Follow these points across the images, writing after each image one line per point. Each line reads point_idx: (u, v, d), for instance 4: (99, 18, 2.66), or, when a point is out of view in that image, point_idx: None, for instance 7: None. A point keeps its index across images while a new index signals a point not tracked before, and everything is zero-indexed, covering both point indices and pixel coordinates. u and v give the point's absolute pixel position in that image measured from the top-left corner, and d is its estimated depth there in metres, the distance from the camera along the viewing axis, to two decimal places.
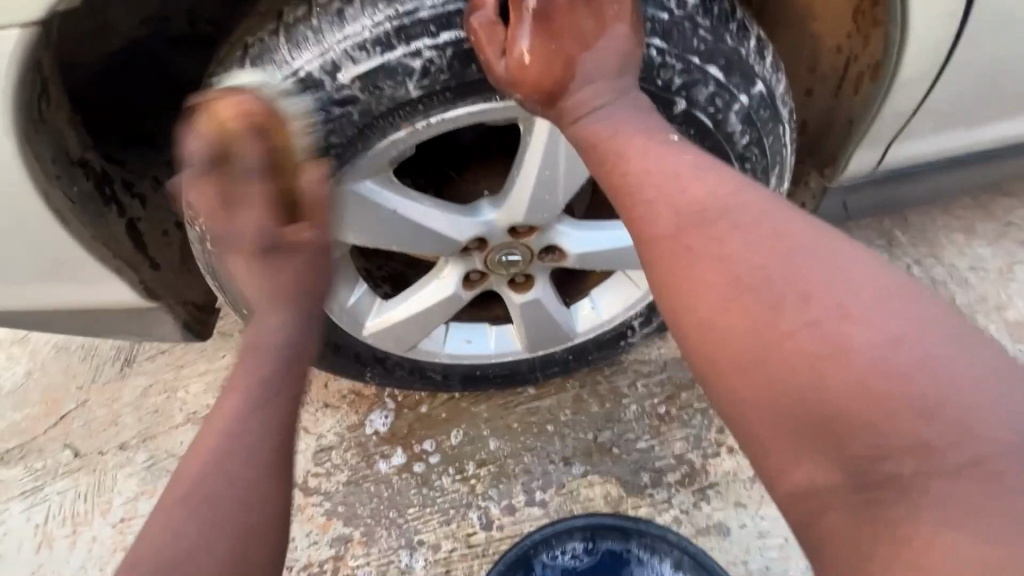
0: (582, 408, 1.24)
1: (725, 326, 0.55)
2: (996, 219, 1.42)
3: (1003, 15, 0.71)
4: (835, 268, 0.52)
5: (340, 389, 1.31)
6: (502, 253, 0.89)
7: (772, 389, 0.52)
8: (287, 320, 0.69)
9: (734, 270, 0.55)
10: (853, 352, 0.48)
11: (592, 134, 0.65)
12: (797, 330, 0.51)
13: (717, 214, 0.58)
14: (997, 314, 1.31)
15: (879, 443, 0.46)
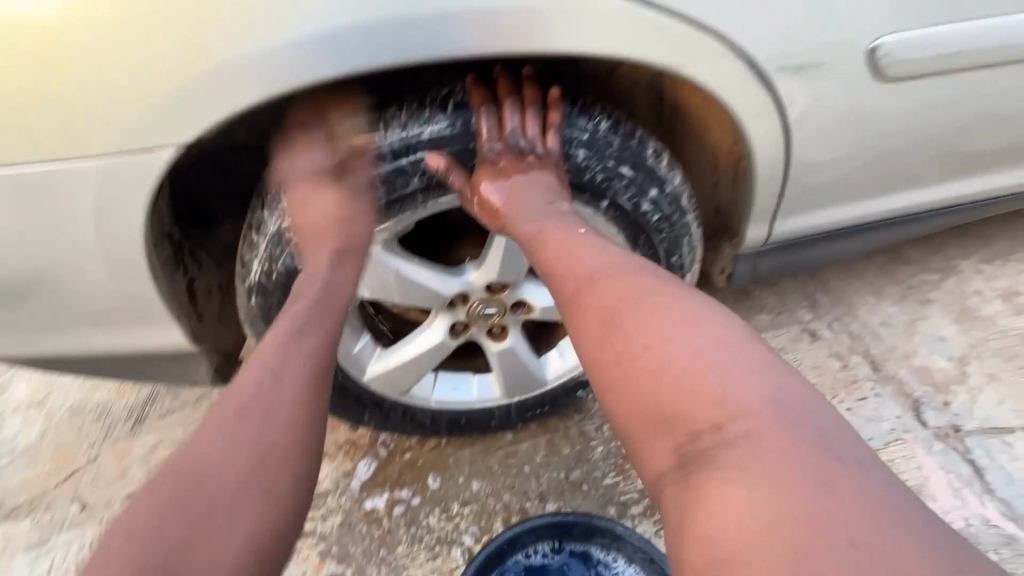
0: (554, 450, 1.40)
1: (603, 352, 0.73)
2: (899, 282, 1.69)
3: (836, 132, 1.00)
4: (670, 307, 0.72)
5: (337, 438, 1.46)
6: (481, 306, 1.11)
7: (628, 397, 0.69)
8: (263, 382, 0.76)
9: (602, 312, 0.75)
10: (666, 360, 0.67)
11: (529, 230, 0.88)
12: (640, 346, 0.69)
13: (596, 278, 0.79)
14: (906, 361, 1.54)
15: (701, 434, 0.62)
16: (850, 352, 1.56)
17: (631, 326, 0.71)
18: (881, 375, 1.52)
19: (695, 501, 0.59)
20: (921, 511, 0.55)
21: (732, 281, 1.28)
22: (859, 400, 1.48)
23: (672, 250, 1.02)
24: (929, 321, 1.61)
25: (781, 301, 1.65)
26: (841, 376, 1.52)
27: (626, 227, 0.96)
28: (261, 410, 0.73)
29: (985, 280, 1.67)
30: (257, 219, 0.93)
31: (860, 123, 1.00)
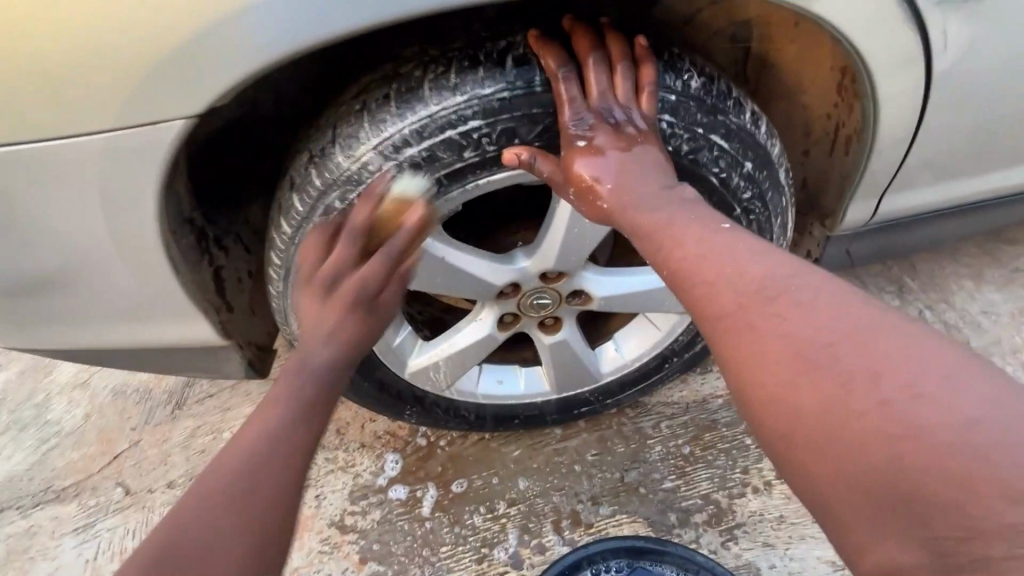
0: (607, 449, 1.29)
1: (795, 400, 0.50)
2: (1003, 265, 1.47)
3: (974, 85, 0.81)
4: (903, 345, 0.48)
5: (377, 431, 1.39)
6: (534, 296, 0.99)
7: (846, 477, 0.46)
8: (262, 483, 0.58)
9: (796, 347, 0.51)
10: (920, 425, 0.44)
11: (637, 223, 0.67)
12: (876, 407, 0.46)
13: (772, 292, 0.55)
14: (1013, 356, 1.35)
15: (973, 541, 0.40)
16: None
17: (845, 368, 0.48)
18: None
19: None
20: None
21: (818, 266, 1.11)
22: None
23: (761, 233, 0.87)
24: None
25: (863, 286, 1.47)
26: None
27: (713, 206, 0.82)
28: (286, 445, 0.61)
29: None
30: (288, 201, 0.82)
31: (1006, 73, 0.81)
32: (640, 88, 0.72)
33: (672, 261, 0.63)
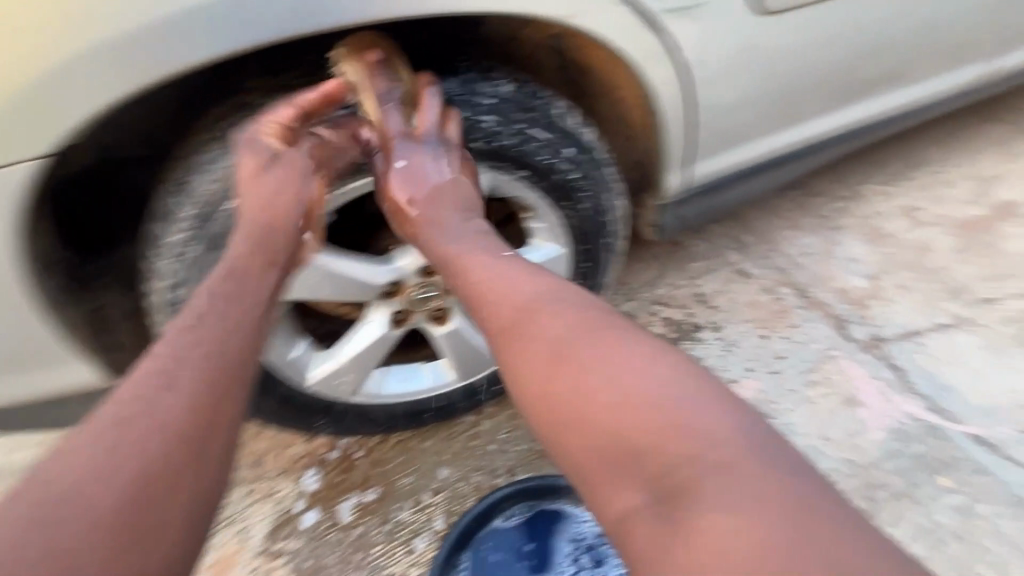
0: (516, 424, 1.41)
1: (601, 437, 0.64)
2: (814, 213, 1.79)
3: (720, 68, 1.04)
4: (663, 379, 0.66)
5: (296, 454, 1.41)
6: (418, 291, 1.09)
7: (637, 490, 0.61)
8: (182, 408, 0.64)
9: (603, 396, 0.66)
10: (690, 442, 0.60)
11: (477, 288, 0.82)
12: (607, 412, 0.65)
13: (577, 342, 0.71)
14: (825, 285, 1.62)
15: (711, 520, 0.56)
16: (779, 285, 1.64)
17: (629, 403, 0.65)
18: (808, 300, 1.59)
19: (677, 550, 0.56)
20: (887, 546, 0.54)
21: (661, 233, 1.31)
22: (793, 327, 1.53)
23: (596, 205, 1.06)
24: (843, 245, 1.71)
25: (711, 248, 1.73)
26: (774, 308, 1.58)
27: (547, 187, 1.00)
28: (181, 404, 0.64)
29: (888, 200, 1.79)
30: (153, 231, 0.89)
31: (740, 57, 1.04)
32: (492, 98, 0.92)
33: (495, 319, 0.78)
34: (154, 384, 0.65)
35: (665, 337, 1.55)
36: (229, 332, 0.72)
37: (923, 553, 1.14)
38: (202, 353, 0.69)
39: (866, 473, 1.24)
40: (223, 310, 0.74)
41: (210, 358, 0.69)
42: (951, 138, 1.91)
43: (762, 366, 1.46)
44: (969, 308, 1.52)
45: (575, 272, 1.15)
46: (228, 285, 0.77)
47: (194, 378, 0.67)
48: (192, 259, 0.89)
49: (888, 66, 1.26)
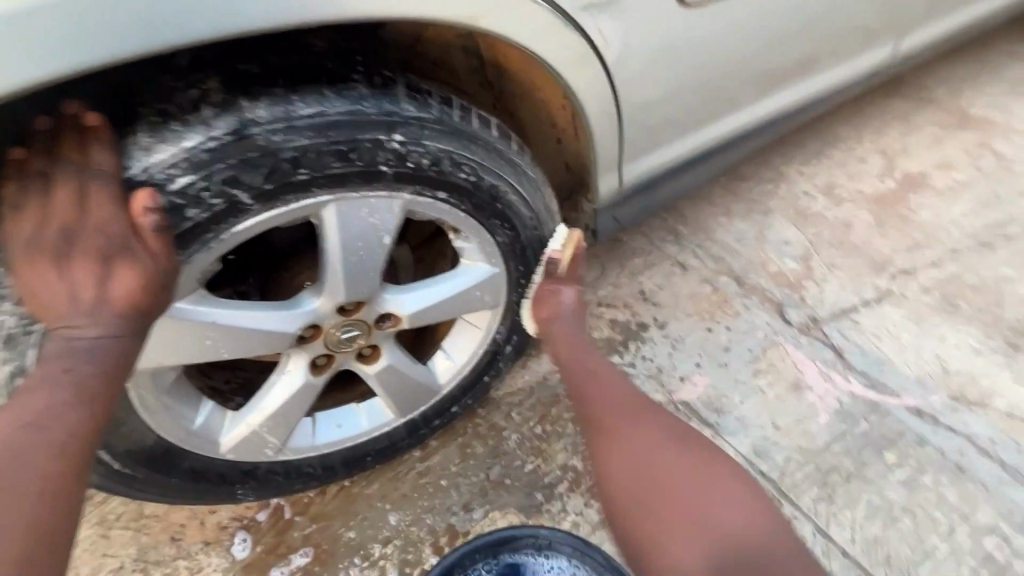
0: (468, 454, 1.31)
1: (672, 471, 1.01)
2: (744, 198, 1.81)
3: (643, 65, 0.98)
4: (731, 499, 0.98)
5: (222, 521, 1.25)
6: (340, 332, 0.97)
7: (652, 536, 0.96)
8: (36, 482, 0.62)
9: (662, 469, 1.01)
10: (736, 542, 0.94)
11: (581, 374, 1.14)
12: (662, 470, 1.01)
13: (670, 470, 1.01)
14: (762, 270, 1.64)
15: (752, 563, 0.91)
16: (718, 274, 1.64)
17: (704, 500, 0.98)
18: (747, 287, 1.60)
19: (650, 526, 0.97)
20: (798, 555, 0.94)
21: (597, 236, 1.25)
22: (734, 316, 1.53)
23: (528, 216, 0.98)
24: (774, 228, 1.73)
25: (649, 242, 1.71)
26: (715, 299, 1.58)
27: (474, 205, 0.91)
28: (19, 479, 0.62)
29: (809, 179, 1.83)
30: None
31: (663, 53, 0.98)
32: (418, 113, 0.81)
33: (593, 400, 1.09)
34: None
35: (612, 340, 1.51)
36: (30, 453, 0.63)
37: (878, 533, 1.16)
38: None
39: (819, 458, 1.25)
40: (49, 409, 0.66)
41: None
42: (859, 114, 1.99)
43: (710, 360, 1.44)
44: (892, 280, 1.57)
45: (513, 289, 1.12)
46: (42, 392, 0.66)
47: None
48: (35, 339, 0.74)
49: (801, 52, 1.25)
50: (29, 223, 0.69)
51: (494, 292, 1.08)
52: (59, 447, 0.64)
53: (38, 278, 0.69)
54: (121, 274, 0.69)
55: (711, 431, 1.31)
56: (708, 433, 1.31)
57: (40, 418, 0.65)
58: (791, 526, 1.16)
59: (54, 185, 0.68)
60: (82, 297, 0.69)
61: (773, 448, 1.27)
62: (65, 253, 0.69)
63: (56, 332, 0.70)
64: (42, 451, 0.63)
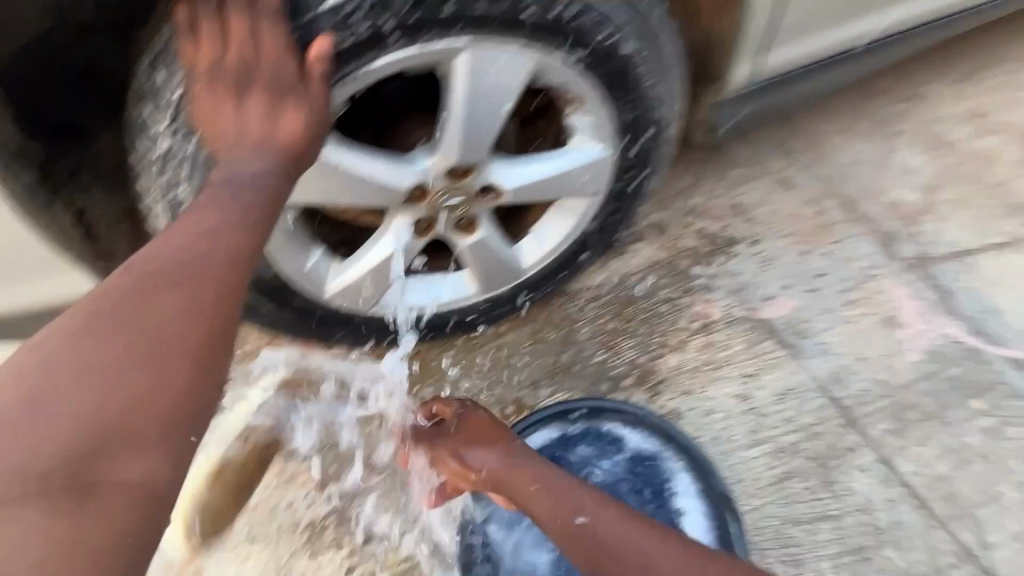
0: (540, 338, 1.36)
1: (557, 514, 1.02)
2: (872, 116, 1.62)
3: None
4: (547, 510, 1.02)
5: (315, 365, 1.37)
6: (444, 197, 0.97)
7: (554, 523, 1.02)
8: (191, 298, 0.60)
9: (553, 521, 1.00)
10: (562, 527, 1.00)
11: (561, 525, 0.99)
12: (539, 481, 1.04)
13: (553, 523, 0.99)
14: (876, 198, 1.50)
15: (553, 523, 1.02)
16: (823, 196, 1.52)
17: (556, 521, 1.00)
18: (854, 215, 1.48)
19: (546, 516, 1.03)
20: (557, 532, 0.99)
21: (713, 137, 1.17)
22: (835, 242, 1.44)
23: (655, 94, 0.96)
24: (899, 153, 1.57)
25: (754, 154, 1.60)
26: (816, 222, 1.47)
27: (607, 71, 0.89)
28: (184, 289, 0.60)
29: (956, 102, 1.60)
30: (143, 117, 0.79)
31: None
32: None
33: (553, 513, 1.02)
34: (132, 289, 0.59)
35: (697, 251, 1.46)
36: (188, 287, 0.61)
37: (945, 472, 1.15)
38: (132, 324, 0.57)
39: (898, 394, 1.22)
40: (216, 226, 0.65)
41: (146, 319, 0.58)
42: None
43: (799, 284, 1.38)
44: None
45: (618, 178, 1.09)
46: (207, 212, 0.66)
47: (125, 355, 0.56)
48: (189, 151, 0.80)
49: None
50: (202, 44, 0.71)
51: (597, 179, 1.06)
52: (214, 280, 0.62)
53: (207, 103, 0.72)
54: (290, 110, 0.71)
55: (787, 351, 1.29)
56: (784, 354, 1.29)
57: (208, 233, 0.64)
58: (854, 451, 1.17)
59: (224, 8, 0.71)
60: (249, 128, 0.70)
61: (851, 378, 1.25)
62: (242, 82, 0.70)
63: (220, 163, 0.70)
64: (198, 285, 0.61)
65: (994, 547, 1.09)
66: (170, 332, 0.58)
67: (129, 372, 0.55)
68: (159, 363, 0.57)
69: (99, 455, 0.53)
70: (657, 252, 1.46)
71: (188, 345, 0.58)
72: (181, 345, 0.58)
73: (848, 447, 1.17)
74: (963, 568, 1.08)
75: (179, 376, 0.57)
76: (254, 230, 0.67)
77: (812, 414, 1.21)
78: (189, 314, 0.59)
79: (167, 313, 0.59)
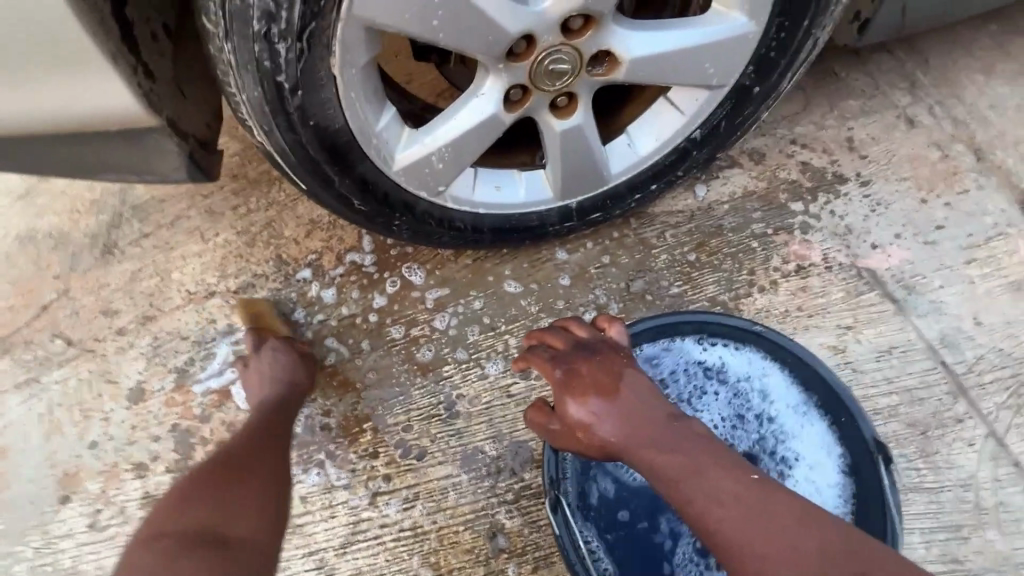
0: (611, 261, 1.21)
1: (711, 494, 0.59)
2: (1014, 58, 1.42)
3: None
4: (698, 468, 0.61)
5: (360, 262, 1.25)
6: (550, 59, 0.80)
7: (690, 502, 0.59)
8: (242, 438, 0.87)
9: (679, 473, 0.61)
10: (694, 500, 0.59)
11: (675, 480, 0.61)
12: (699, 459, 0.61)
13: (686, 473, 0.60)
14: (1015, 149, 1.30)
15: (704, 489, 0.59)
16: (951, 139, 1.32)
17: (706, 463, 0.61)
18: (986, 164, 1.28)
19: (698, 487, 0.59)
20: (701, 482, 0.60)
21: (863, 33, 0.97)
22: (961, 192, 1.25)
23: None
24: None
25: (875, 85, 1.39)
26: (941, 167, 1.28)
27: None
28: (241, 455, 0.82)
29: None
30: None
31: None
32: None
33: (692, 457, 0.62)
34: (190, 491, 0.72)
35: (799, 185, 1.28)
36: (229, 459, 0.80)
37: None
38: (213, 507, 0.70)
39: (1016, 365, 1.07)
40: (232, 439, 0.87)
41: (217, 481, 0.75)
42: None
43: (914, 234, 1.21)
44: None
45: (749, 71, 0.90)
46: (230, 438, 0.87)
47: (213, 508, 0.70)
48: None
49: None
50: None
51: (728, 65, 0.87)
52: (242, 452, 0.83)
53: None
54: None
55: (894, 307, 1.13)
56: (889, 309, 1.13)
57: (233, 440, 0.87)
58: (960, 422, 1.03)
59: None
60: None
61: (966, 342, 1.09)
62: None
63: None
64: (235, 454, 0.82)
65: None
66: (245, 467, 0.79)
67: (223, 490, 0.73)
68: (233, 484, 0.75)
69: (210, 534, 0.67)
70: (752, 181, 1.28)
71: (239, 457, 0.81)
72: (245, 462, 0.81)
73: (953, 416, 1.03)
74: None
75: (245, 484, 0.76)
76: (258, 424, 0.92)
77: (916, 376, 1.07)
78: (243, 464, 0.80)
79: (219, 469, 0.77)
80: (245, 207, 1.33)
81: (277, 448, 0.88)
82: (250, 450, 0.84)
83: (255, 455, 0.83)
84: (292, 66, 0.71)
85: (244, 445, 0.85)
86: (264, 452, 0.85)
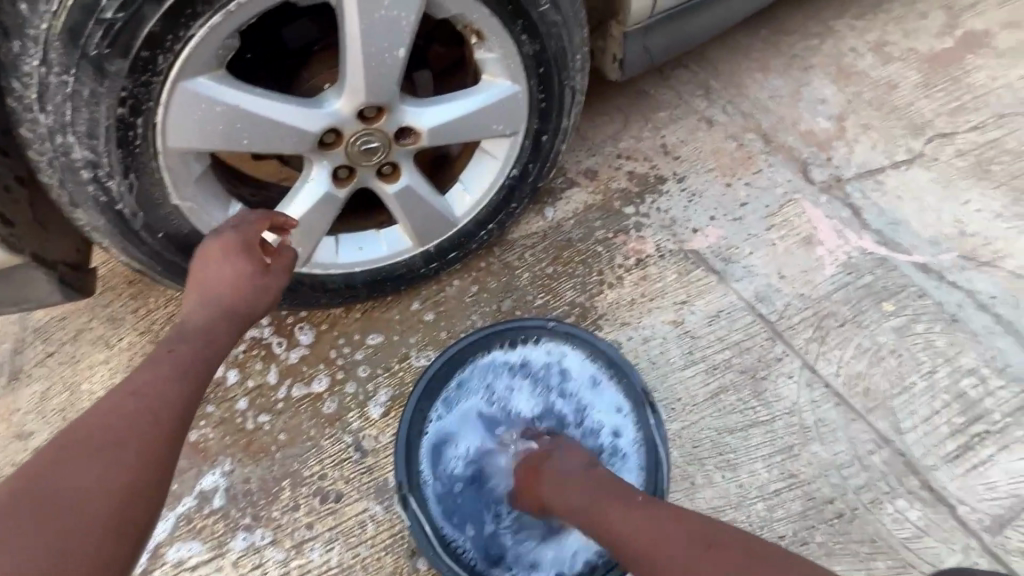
0: (482, 288, 1.38)
1: (677, 529, 0.77)
2: (783, 53, 1.71)
3: None
4: (670, 514, 0.80)
5: (259, 335, 1.34)
6: (361, 142, 0.98)
7: (663, 538, 0.77)
8: (110, 407, 0.69)
9: (654, 519, 0.80)
10: (667, 534, 0.77)
11: (642, 520, 0.81)
12: (671, 510, 0.80)
13: (659, 517, 0.80)
14: (793, 128, 1.58)
15: (671, 523, 0.78)
16: (743, 130, 1.58)
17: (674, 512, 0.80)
18: (773, 145, 1.55)
19: (668, 525, 0.78)
20: (673, 521, 0.78)
21: (624, 70, 1.21)
22: (756, 172, 1.50)
23: (561, 37, 1.01)
24: (810, 86, 1.65)
25: (678, 96, 1.65)
26: (738, 155, 1.53)
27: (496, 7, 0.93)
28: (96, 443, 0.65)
29: (857, 36, 1.73)
30: (13, 53, 0.76)
31: None
32: None
33: (666, 509, 0.81)
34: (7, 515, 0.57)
35: (628, 191, 1.50)
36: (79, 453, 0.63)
37: (862, 369, 1.23)
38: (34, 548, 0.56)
39: (816, 305, 1.30)
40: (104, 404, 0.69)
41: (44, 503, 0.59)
42: None
43: (725, 214, 1.44)
44: (926, 143, 1.54)
45: (534, 118, 1.10)
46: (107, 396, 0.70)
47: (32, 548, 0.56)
48: (70, 88, 0.76)
49: None
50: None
51: (513, 119, 1.07)
52: (99, 436, 0.65)
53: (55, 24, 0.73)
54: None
55: (716, 277, 1.35)
56: (713, 280, 1.35)
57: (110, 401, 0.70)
58: (781, 360, 1.24)
59: None
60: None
61: (775, 294, 1.32)
62: None
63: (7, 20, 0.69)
64: (89, 441, 0.65)
65: (908, 432, 1.18)
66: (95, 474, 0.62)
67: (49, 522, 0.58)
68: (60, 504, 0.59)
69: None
70: (590, 196, 1.49)
71: (97, 449, 0.64)
72: (100, 456, 0.64)
73: (774, 357, 1.25)
74: (882, 454, 1.16)
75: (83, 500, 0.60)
76: (145, 373, 0.73)
77: (742, 330, 1.28)
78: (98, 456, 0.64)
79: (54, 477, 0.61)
80: (143, 309, 1.42)
81: (165, 411, 0.70)
82: (114, 429, 0.67)
83: (120, 440, 0.66)
84: (127, 196, 0.86)
85: (110, 418, 0.67)
86: (137, 424, 0.68)
